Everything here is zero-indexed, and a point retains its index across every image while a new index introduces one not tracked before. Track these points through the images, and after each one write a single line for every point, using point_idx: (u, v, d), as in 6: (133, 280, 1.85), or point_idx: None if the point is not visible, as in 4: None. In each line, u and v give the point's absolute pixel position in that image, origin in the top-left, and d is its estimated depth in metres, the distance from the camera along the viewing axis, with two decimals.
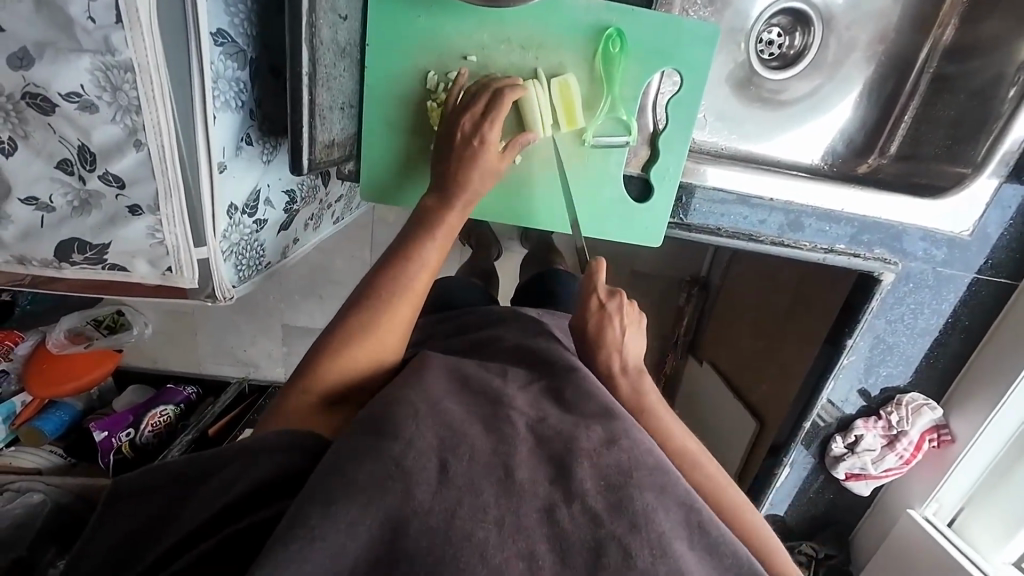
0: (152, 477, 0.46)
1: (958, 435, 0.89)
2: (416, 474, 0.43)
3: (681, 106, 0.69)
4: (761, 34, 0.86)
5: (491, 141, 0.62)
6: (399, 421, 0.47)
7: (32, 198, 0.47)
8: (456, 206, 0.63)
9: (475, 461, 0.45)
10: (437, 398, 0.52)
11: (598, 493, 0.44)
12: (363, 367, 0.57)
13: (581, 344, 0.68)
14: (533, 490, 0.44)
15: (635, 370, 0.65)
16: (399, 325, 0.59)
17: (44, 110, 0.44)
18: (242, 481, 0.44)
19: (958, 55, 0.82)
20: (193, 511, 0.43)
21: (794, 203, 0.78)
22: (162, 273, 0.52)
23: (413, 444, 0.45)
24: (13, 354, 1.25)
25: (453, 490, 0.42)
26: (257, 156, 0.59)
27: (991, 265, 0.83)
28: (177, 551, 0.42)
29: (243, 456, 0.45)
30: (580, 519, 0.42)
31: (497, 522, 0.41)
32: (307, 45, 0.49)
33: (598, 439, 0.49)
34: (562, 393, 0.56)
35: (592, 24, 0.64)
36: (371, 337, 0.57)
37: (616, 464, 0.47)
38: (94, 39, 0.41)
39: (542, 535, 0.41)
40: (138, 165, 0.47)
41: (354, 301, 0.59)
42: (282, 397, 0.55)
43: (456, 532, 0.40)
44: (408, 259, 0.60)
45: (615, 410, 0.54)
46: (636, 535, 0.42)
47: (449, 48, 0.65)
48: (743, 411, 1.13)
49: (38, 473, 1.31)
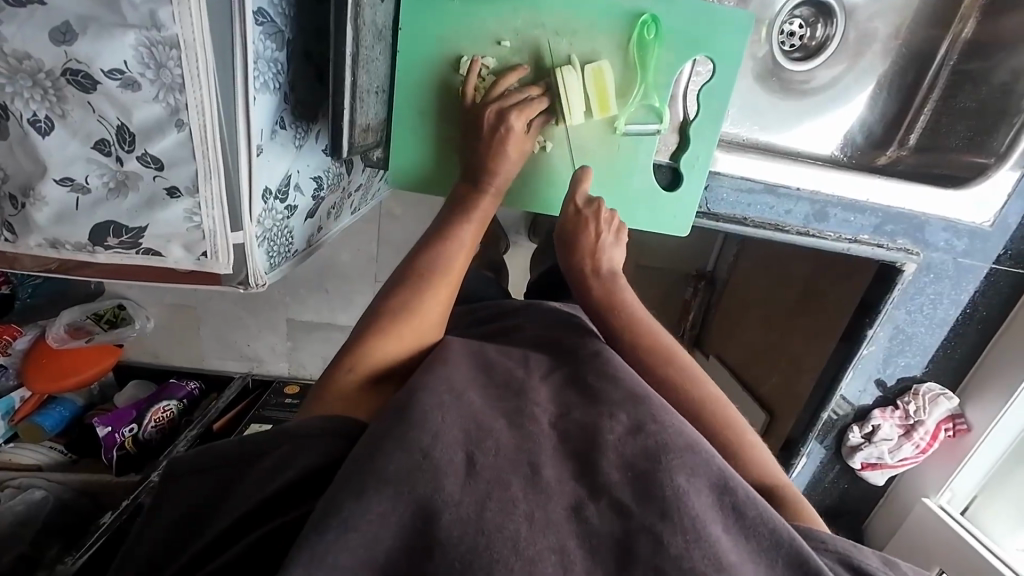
0: (194, 465, 0.46)
1: (974, 424, 0.90)
2: (443, 467, 0.42)
3: (712, 94, 0.69)
4: (783, 25, 0.87)
5: (518, 129, 0.63)
6: (425, 410, 0.47)
7: (67, 179, 0.46)
8: (488, 193, 0.65)
9: (501, 454, 0.44)
10: (460, 389, 0.51)
11: (626, 484, 0.44)
12: (404, 349, 0.57)
13: (562, 251, 0.73)
14: (560, 487, 0.43)
15: (607, 272, 0.71)
16: (440, 306, 0.60)
17: (85, 88, 0.42)
18: (293, 468, 0.43)
19: (979, 49, 0.83)
20: (239, 498, 0.43)
21: (819, 194, 0.78)
22: (197, 259, 0.51)
23: (440, 437, 0.44)
24: (12, 348, 1.23)
25: (482, 483, 0.42)
26: (290, 140, 0.58)
27: (1009, 256, 0.84)
28: (226, 539, 0.41)
29: (289, 441, 0.45)
30: (607, 514, 0.42)
31: (527, 516, 0.40)
32: (351, 24, 0.48)
33: (623, 429, 0.48)
34: (585, 377, 0.56)
35: (627, 10, 0.64)
36: (412, 316, 0.58)
37: (643, 451, 0.46)
38: (139, 14, 0.40)
39: (570, 532, 0.40)
40: (178, 145, 0.46)
41: (391, 284, 0.60)
42: (324, 382, 0.54)
43: (488, 523, 0.39)
44: (445, 240, 0.63)
45: (642, 394, 0.53)
46: (666, 522, 0.41)
47: (483, 32, 0.64)
48: (755, 404, 1.14)
49: (38, 470, 1.28)
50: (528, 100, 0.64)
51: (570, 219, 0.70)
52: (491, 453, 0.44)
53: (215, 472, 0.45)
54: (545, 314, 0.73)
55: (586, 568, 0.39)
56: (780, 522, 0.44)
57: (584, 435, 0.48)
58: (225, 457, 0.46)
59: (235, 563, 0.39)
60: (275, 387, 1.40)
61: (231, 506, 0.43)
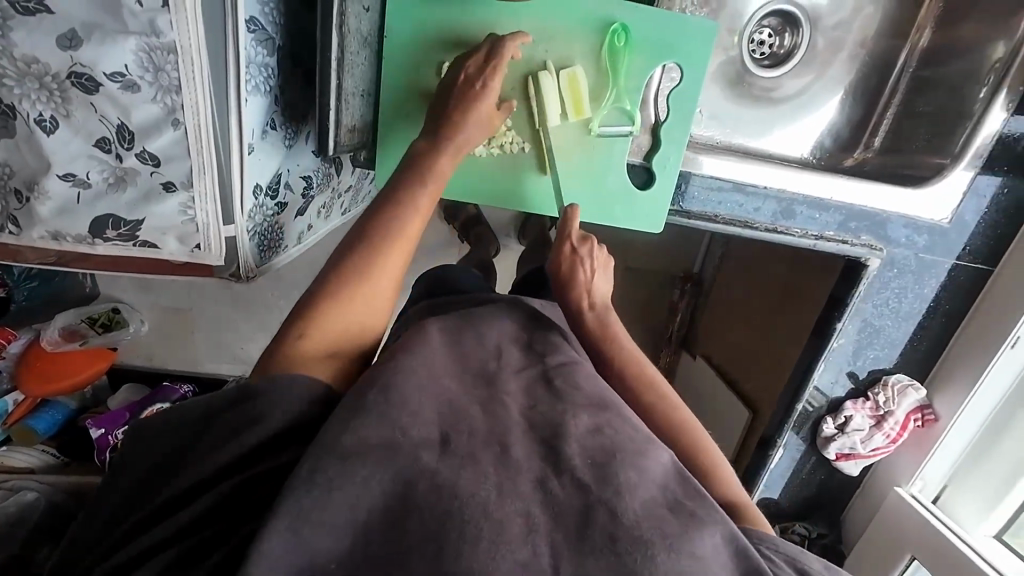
0: (168, 417, 0.48)
1: (941, 414, 0.94)
2: (419, 442, 0.45)
3: (681, 97, 0.73)
4: (753, 35, 0.91)
5: (494, 88, 0.65)
6: (404, 388, 0.49)
7: (70, 174, 0.49)
8: (447, 154, 0.64)
9: (474, 436, 0.47)
10: (438, 372, 0.54)
11: (586, 467, 0.46)
12: (357, 318, 0.58)
13: (557, 288, 0.74)
14: (527, 463, 0.46)
15: (602, 304, 0.72)
16: (392, 268, 0.60)
17: (88, 90, 0.46)
18: (259, 430, 0.46)
19: (936, 57, 0.88)
20: (212, 450, 0.45)
21: (786, 192, 0.83)
22: (190, 250, 0.54)
23: (418, 415, 0.47)
24: (7, 351, 1.26)
25: (456, 458, 0.45)
26: (280, 140, 0.61)
27: (969, 251, 0.88)
28: (197, 490, 0.44)
29: (261, 397, 0.47)
30: (569, 489, 0.45)
31: (496, 485, 0.43)
32: (336, 32, 0.52)
33: (586, 426, 0.51)
34: (552, 380, 0.57)
35: (599, 19, 0.68)
36: (360, 282, 0.58)
37: (602, 445, 0.49)
38: (140, 22, 0.44)
39: (535, 500, 0.44)
40: (174, 143, 0.49)
41: (343, 249, 0.60)
42: (275, 348, 0.55)
43: (461, 489, 0.42)
44: (399, 205, 0.62)
45: (605, 401, 0.55)
46: (621, 499, 0.44)
47: (464, 39, 0.68)
48: (737, 400, 1.17)
49: (31, 473, 1.28)
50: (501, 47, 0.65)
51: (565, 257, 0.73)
52: (466, 434, 0.47)
53: (189, 426, 0.48)
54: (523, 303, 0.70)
55: (548, 534, 0.42)
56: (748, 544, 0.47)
57: (551, 424, 0.51)
58: (200, 411, 0.48)
59: (209, 512, 0.42)
60: None
61: (202, 457, 0.45)
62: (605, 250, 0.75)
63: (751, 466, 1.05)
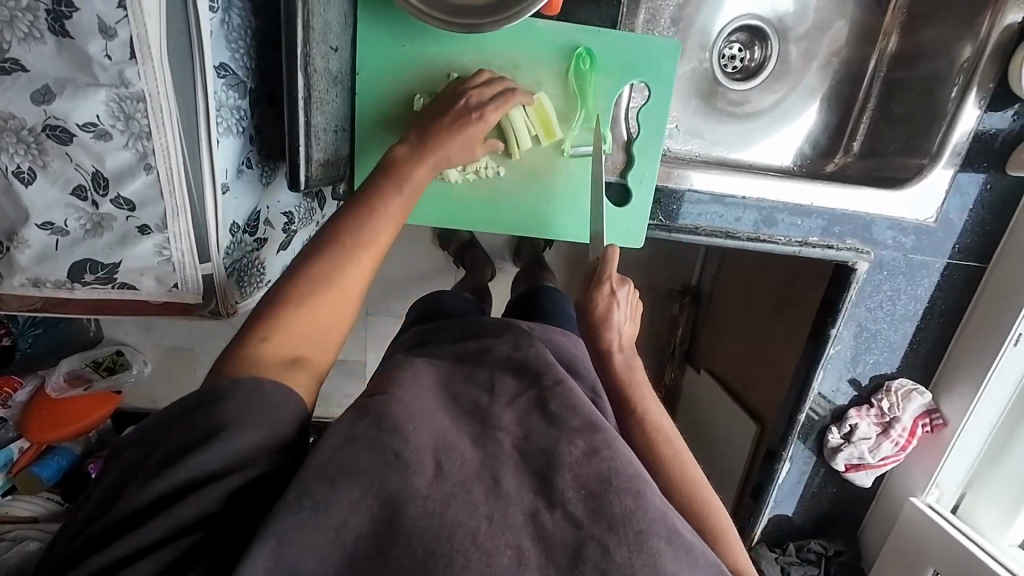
0: (141, 432, 0.47)
1: (950, 419, 0.91)
2: (414, 468, 0.44)
3: (651, 113, 0.75)
4: (723, 50, 0.93)
5: (490, 121, 0.66)
6: (399, 417, 0.49)
7: (48, 224, 0.51)
8: (423, 165, 0.65)
9: (466, 465, 0.46)
10: (432, 410, 0.53)
11: (580, 500, 0.45)
12: (321, 322, 0.56)
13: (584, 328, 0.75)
14: (518, 497, 0.45)
15: (629, 348, 0.74)
16: (361, 277, 0.59)
17: (62, 141, 0.47)
18: (227, 441, 0.44)
19: (904, 60, 0.89)
20: (179, 457, 0.43)
21: (765, 201, 0.83)
22: (168, 289, 0.56)
23: (412, 441, 0.46)
24: (12, 401, 1.26)
25: (449, 484, 0.44)
26: (257, 179, 0.63)
27: (960, 250, 0.87)
28: (160, 505, 0.42)
29: (235, 404, 0.46)
30: (561, 522, 0.44)
31: (487, 516, 0.42)
32: (303, 72, 0.55)
33: (579, 452, 0.49)
34: (547, 406, 0.55)
35: (563, 44, 0.71)
36: (332, 286, 0.57)
37: (596, 473, 0.47)
38: (109, 74, 0.46)
39: (525, 532, 0.43)
40: (147, 187, 0.50)
41: (311, 249, 0.59)
42: (237, 348, 0.53)
43: (450, 517, 0.41)
44: (373, 211, 0.61)
45: (597, 421, 0.53)
46: (614, 534, 0.43)
47: (433, 71, 0.70)
48: (743, 413, 1.14)
49: (34, 522, 1.27)
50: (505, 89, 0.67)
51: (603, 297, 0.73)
52: (458, 462, 0.46)
53: (159, 435, 0.46)
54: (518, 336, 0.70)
55: (538, 568, 0.41)
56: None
57: (543, 457, 0.49)
58: (170, 418, 0.47)
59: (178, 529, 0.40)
60: None
61: (169, 465, 0.43)
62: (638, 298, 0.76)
63: (760, 482, 1.02)
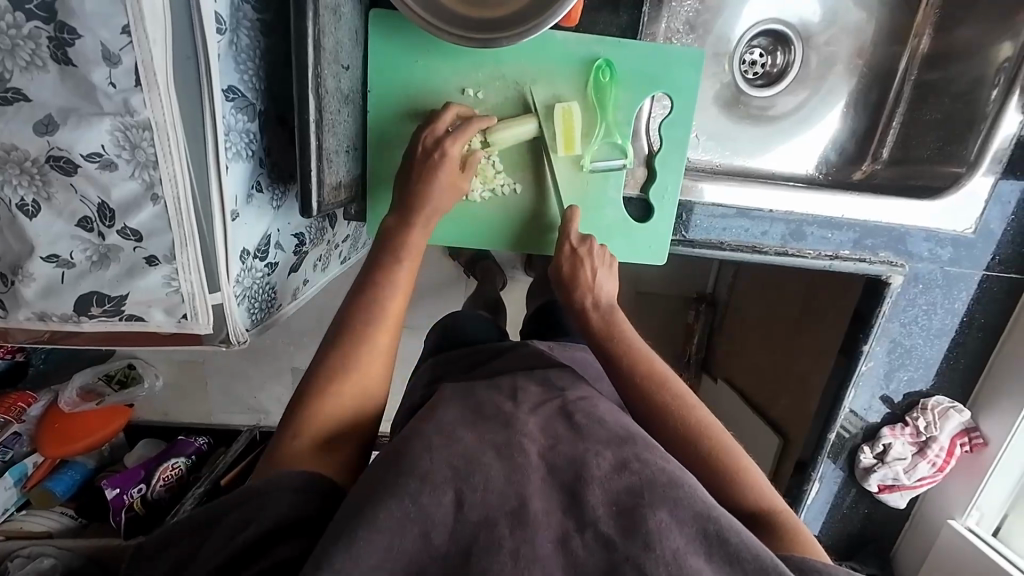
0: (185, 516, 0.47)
1: (991, 437, 0.86)
2: (434, 510, 0.41)
3: (674, 127, 0.72)
4: (744, 55, 0.90)
5: (452, 154, 0.65)
6: (416, 454, 0.45)
7: (53, 256, 0.49)
8: (416, 223, 0.66)
9: (490, 490, 0.43)
10: (450, 428, 0.49)
11: (611, 517, 0.42)
12: (349, 401, 0.57)
13: (560, 289, 0.73)
14: (547, 519, 0.42)
15: (607, 305, 0.70)
16: (382, 338, 0.60)
17: (67, 171, 0.46)
18: (259, 522, 0.43)
19: (937, 61, 0.85)
20: (223, 548, 0.43)
21: (794, 214, 0.79)
22: (177, 320, 0.53)
23: (429, 479, 0.43)
24: (25, 415, 1.19)
25: (470, 525, 0.41)
26: (267, 202, 0.61)
27: (999, 261, 0.83)
28: None
29: (254, 495, 0.45)
30: (593, 546, 0.41)
31: (513, 554, 0.39)
32: (313, 94, 0.53)
33: (609, 464, 0.46)
34: (572, 416, 0.52)
35: (582, 56, 0.68)
36: (357, 353, 0.58)
37: (628, 487, 0.44)
38: (114, 102, 0.44)
39: (557, 565, 0.39)
40: (154, 218, 0.48)
41: (336, 322, 0.61)
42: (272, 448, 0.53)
43: (474, 568, 0.38)
44: (382, 275, 0.63)
45: (627, 434, 0.51)
46: (650, 554, 0.40)
47: (447, 87, 0.68)
48: (765, 428, 1.09)
49: (48, 538, 1.21)
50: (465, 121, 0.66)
51: (565, 258, 0.72)
52: (481, 489, 0.43)
53: (223, 519, 0.45)
54: (532, 355, 0.70)
55: None
56: (762, 548, 0.42)
57: (572, 469, 0.46)
58: (212, 513, 0.46)
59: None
60: None
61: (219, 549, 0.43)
62: (609, 253, 0.73)
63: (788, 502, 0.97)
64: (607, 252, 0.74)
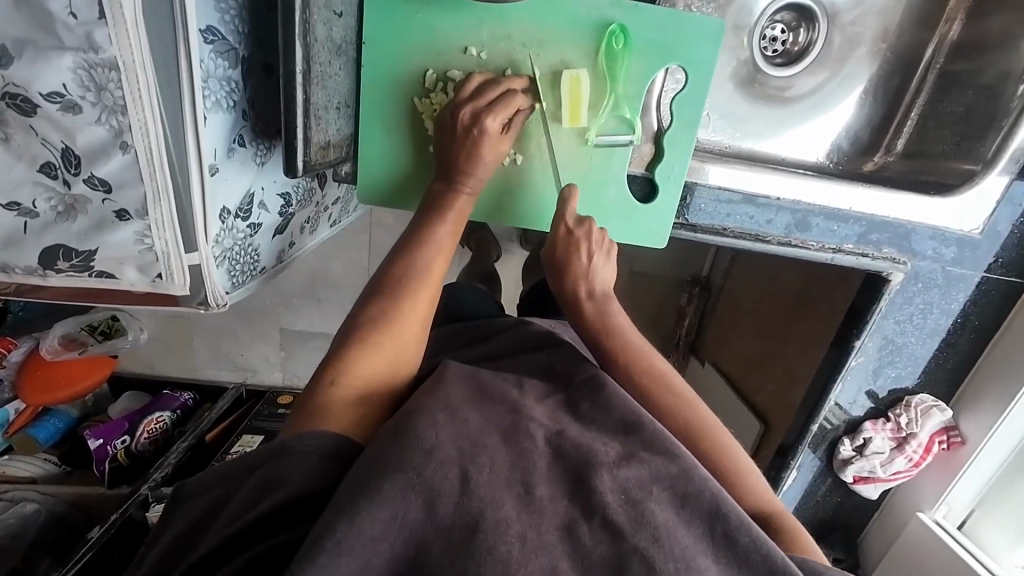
0: (202, 484, 0.46)
1: (969, 437, 0.87)
2: (439, 486, 0.40)
3: (686, 103, 0.69)
4: (765, 30, 0.85)
5: (493, 130, 0.62)
6: (419, 429, 0.44)
7: (14, 203, 0.45)
8: (462, 192, 0.63)
9: (496, 472, 0.42)
10: (455, 406, 0.48)
11: (620, 506, 0.41)
12: (388, 359, 0.55)
13: (553, 275, 0.69)
14: (553, 507, 0.41)
15: (601, 294, 0.67)
16: (420, 306, 0.58)
17: (25, 112, 0.42)
18: (266, 500, 0.41)
19: (966, 51, 0.80)
20: (243, 514, 0.41)
21: (801, 203, 0.77)
22: (151, 280, 0.50)
23: (434, 454, 0.42)
24: (7, 360, 1.15)
25: (476, 501, 0.40)
26: (250, 158, 0.57)
27: (1001, 264, 0.81)
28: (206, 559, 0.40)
29: (264, 468, 0.43)
30: (600, 534, 0.40)
31: (519, 537, 0.38)
32: (301, 42, 0.49)
33: (617, 451, 0.46)
34: (578, 405, 0.52)
35: (596, 19, 0.63)
36: (397, 318, 0.56)
37: (637, 477, 0.44)
38: (75, 36, 0.39)
39: (562, 552, 0.39)
40: (125, 168, 0.45)
41: (368, 293, 0.58)
42: (306, 396, 0.51)
43: (478, 548, 0.37)
44: (422, 243, 0.61)
45: (636, 419, 0.50)
46: (659, 548, 0.39)
47: (448, 43, 0.63)
48: (748, 414, 1.10)
49: (32, 483, 1.20)
50: (508, 95, 0.62)
51: (560, 240, 0.68)
52: (487, 470, 0.42)
53: (229, 489, 0.44)
54: (528, 335, 0.68)
55: None
56: (771, 545, 0.41)
57: (579, 454, 0.45)
58: (235, 477, 0.45)
59: (206, 561, 0.39)
60: (268, 397, 1.35)
61: (236, 515, 0.42)
62: (606, 235, 0.69)
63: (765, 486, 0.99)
64: (605, 237, 0.69)
